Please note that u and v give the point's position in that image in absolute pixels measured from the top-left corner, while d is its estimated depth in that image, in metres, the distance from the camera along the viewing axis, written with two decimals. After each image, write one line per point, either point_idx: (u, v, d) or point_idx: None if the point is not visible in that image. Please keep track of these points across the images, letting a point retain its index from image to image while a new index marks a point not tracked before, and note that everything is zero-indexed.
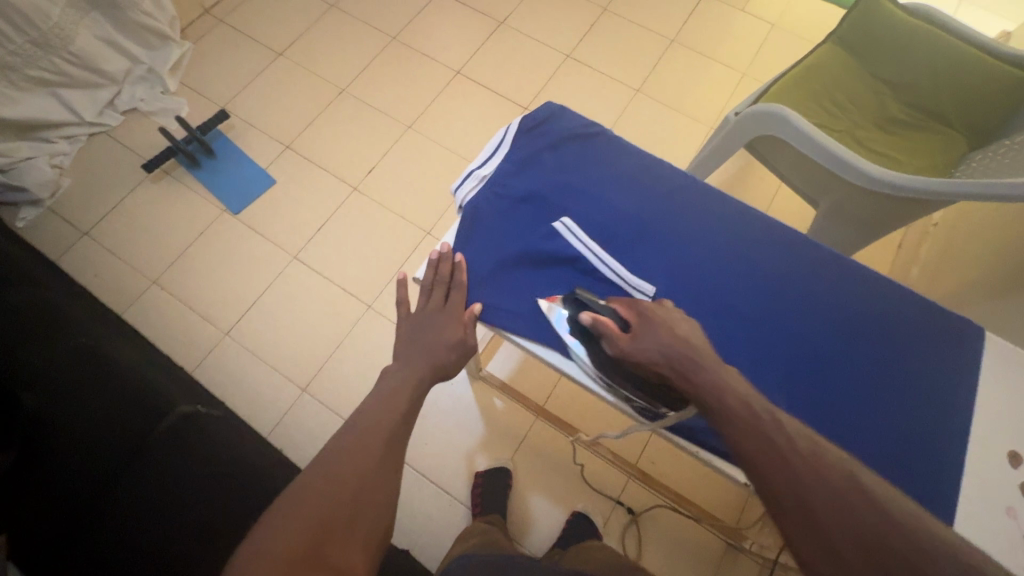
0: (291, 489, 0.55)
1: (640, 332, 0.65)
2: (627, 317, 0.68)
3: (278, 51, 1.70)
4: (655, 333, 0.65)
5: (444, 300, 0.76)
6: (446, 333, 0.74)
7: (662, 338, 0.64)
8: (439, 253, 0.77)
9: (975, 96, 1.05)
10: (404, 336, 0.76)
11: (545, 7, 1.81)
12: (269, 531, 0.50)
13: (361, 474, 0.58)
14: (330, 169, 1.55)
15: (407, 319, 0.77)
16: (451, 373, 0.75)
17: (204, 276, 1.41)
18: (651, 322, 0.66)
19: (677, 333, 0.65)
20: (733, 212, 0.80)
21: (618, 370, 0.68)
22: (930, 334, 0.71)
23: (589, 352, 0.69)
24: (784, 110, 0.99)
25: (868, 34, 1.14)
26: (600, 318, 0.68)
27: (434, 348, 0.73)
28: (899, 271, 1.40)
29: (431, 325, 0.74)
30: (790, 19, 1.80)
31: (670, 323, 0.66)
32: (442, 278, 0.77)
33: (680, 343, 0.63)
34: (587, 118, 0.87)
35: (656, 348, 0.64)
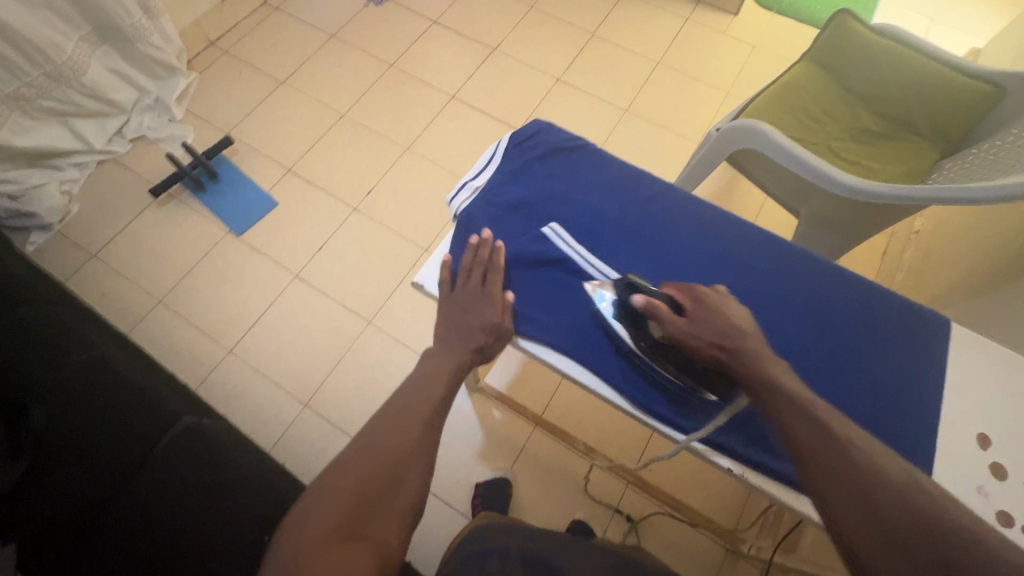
0: (336, 464, 0.60)
1: (694, 317, 0.69)
2: (684, 301, 0.71)
3: (280, 79, 1.78)
4: (709, 319, 0.68)
5: (482, 282, 0.77)
6: (484, 316, 0.74)
7: (717, 325, 0.68)
8: (480, 237, 0.78)
9: (940, 106, 1.11)
10: (442, 317, 0.76)
11: (536, 32, 1.89)
12: (312, 502, 0.56)
13: (398, 455, 0.61)
14: (331, 191, 1.60)
15: (447, 298, 0.77)
16: (487, 356, 0.75)
17: (209, 295, 1.45)
18: (706, 309, 0.69)
19: (732, 321, 0.68)
20: (710, 216, 0.84)
21: (667, 352, 0.72)
22: (901, 328, 0.75)
23: (639, 336, 0.72)
24: (759, 123, 1.05)
25: (839, 52, 1.20)
26: (654, 301, 0.71)
27: (472, 330, 0.73)
28: (884, 277, 1.44)
29: (471, 307, 0.75)
30: (769, 40, 1.89)
31: (727, 311, 0.69)
32: (485, 263, 0.78)
33: (733, 331, 0.67)
34: (572, 132, 0.92)
35: (710, 334, 0.67)
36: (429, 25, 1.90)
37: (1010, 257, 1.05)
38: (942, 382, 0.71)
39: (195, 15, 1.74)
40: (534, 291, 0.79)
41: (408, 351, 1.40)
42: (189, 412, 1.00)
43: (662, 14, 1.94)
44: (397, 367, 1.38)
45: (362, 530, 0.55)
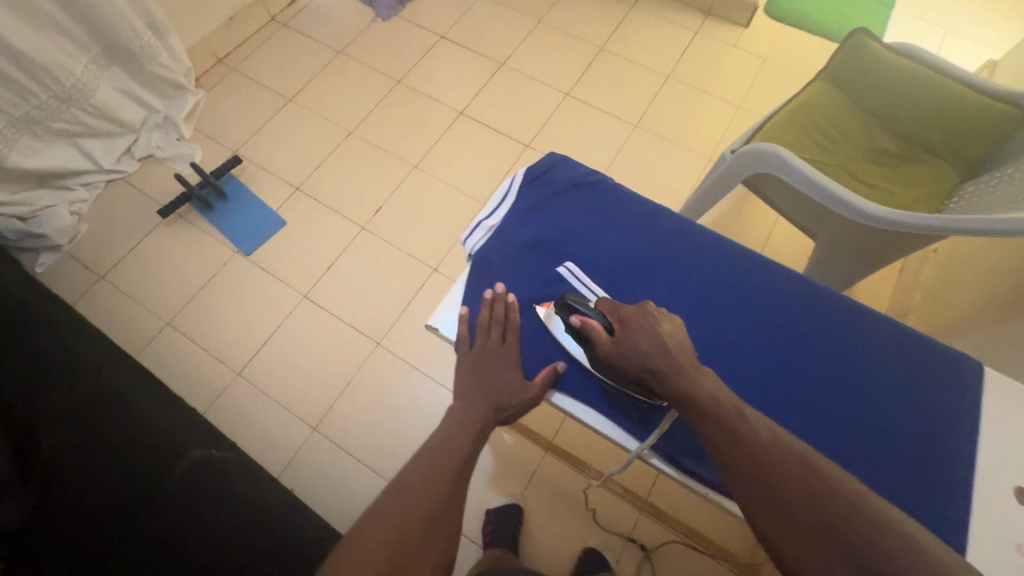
0: (363, 520, 0.59)
1: (625, 336, 0.70)
2: (606, 319, 0.72)
3: (287, 97, 1.77)
4: (640, 337, 0.69)
5: (501, 341, 0.76)
6: (509, 378, 0.74)
7: (647, 345, 0.69)
8: (494, 291, 0.78)
9: (961, 128, 1.08)
10: (462, 373, 0.76)
11: (545, 47, 1.88)
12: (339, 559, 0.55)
13: (424, 511, 0.61)
14: (339, 210, 1.59)
15: (465, 356, 0.77)
16: (509, 418, 0.74)
17: (217, 316, 1.44)
18: (634, 327, 0.70)
19: (660, 335, 0.69)
20: (728, 253, 0.82)
21: (611, 370, 0.72)
22: (928, 370, 0.73)
23: (587, 354, 0.73)
24: (776, 149, 1.03)
25: (856, 71, 1.17)
26: (589, 322, 0.71)
27: (496, 391, 0.73)
28: (901, 297, 1.41)
29: (491, 368, 0.75)
30: (781, 53, 1.86)
31: (654, 326, 0.70)
32: (491, 322, 0.77)
33: (661, 348, 0.68)
34: (588, 166, 0.90)
35: (640, 353, 0.69)
36: (436, 41, 1.89)
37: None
38: (969, 430, 0.70)
39: (204, 33, 1.74)
40: (544, 337, 0.77)
41: (416, 373, 1.39)
42: (195, 444, 1.00)
43: (671, 27, 1.92)
44: (406, 390, 1.37)
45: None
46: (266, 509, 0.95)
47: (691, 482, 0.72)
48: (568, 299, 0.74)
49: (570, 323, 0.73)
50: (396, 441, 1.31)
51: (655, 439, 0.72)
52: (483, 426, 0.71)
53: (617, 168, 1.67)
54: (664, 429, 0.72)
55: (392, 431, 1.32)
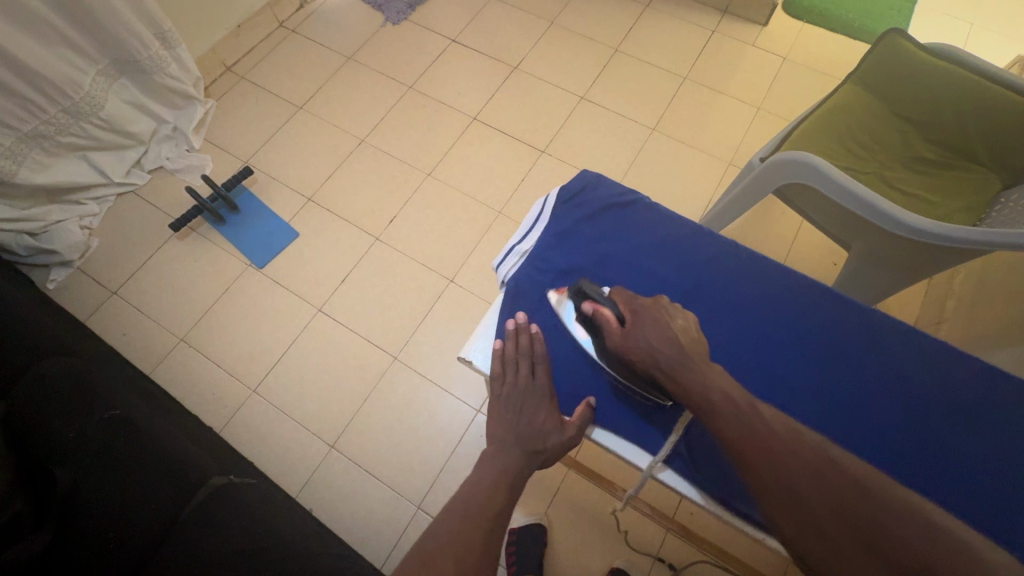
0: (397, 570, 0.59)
1: (635, 329, 0.70)
2: (619, 308, 0.72)
3: (297, 105, 1.75)
4: (650, 330, 0.69)
5: (530, 375, 0.74)
6: (544, 419, 0.71)
7: (656, 337, 0.68)
8: (517, 323, 0.76)
9: (1005, 135, 1.02)
10: (496, 414, 0.73)
11: (559, 49, 1.84)
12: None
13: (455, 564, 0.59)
14: (352, 220, 1.56)
15: (496, 395, 0.74)
16: (547, 462, 0.71)
17: (230, 332, 1.42)
18: (645, 322, 0.70)
19: (672, 331, 0.68)
20: (774, 278, 0.79)
21: (620, 367, 0.71)
22: (988, 398, 0.71)
23: (596, 346, 0.73)
24: (810, 158, 0.99)
25: (893, 74, 1.12)
26: (601, 311, 0.72)
27: (534, 433, 0.70)
28: (934, 306, 1.37)
29: (525, 406, 0.72)
30: (801, 52, 1.82)
31: (665, 320, 0.70)
32: (515, 358, 0.74)
33: (672, 345, 0.67)
34: (624, 184, 0.86)
35: (648, 345, 0.68)
36: (448, 45, 1.85)
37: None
38: None
39: (212, 42, 1.71)
40: (580, 366, 0.75)
41: (435, 389, 1.36)
42: (216, 472, 0.97)
43: (687, 26, 1.88)
44: (424, 405, 1.34)
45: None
46: (286, 537, 0.90)
47: (729, 517, 0.69)
48: (581, 284, 0.75)
49: (583, 308, 0.74)
50: (415, 459, 1.28)
51: (667, 454, 0.71)
52: (520, 472, 0.68)
53: (635, 173, 1.63)
54: (681, 433, 0.71)
55: (411, 448, 1.30)
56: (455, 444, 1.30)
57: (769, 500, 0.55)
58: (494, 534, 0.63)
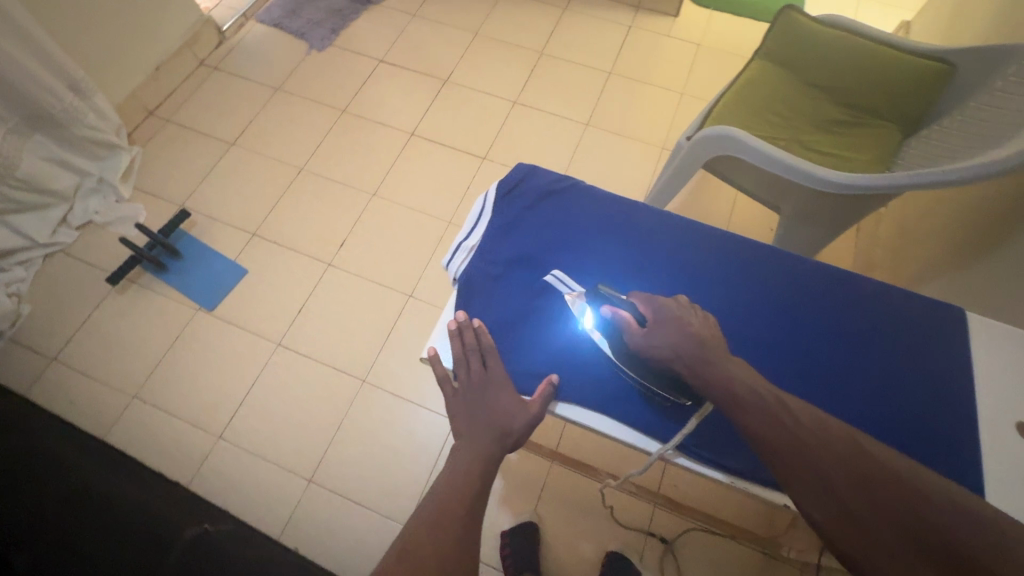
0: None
1: (655, 329, 0.69)
2: (643, 310, 0.71)
3: (229, 141, 1.71)
4: (671, 330, 0.68)
5: (483, 367, 0.72)
6: (507, 400, 0.70)
7: (675, 335, 0.68)
8: (459, 321, 0.74)
9: (903, 90, 1.12)
10: (458, 413, 0.70)
11: (486, 59, 1.88)
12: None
13: (438, 562, 0.57)
14: (302, 249, 1.54)
15: (453, 396, 0.72)
16: (517, 443, 0.69)
17: (186, 380, 1.37)
18: (666, 320, 0.69)
19: (691, 328, 0.68)
20: (712, 241, 0.82)
21: (638, 364, 0.71)
22: (918, 321, 0.73)
23: (612, 346, 0.72)
24: (730, 131, 1.06)
25: (796, 48, 1.20)
26: (620, 313, 0.71)
27: (498, 419, 0.69)
28: (865, 255, 1.46)
29: (484, 397, 0.70)
30: (713, 37, 1.93)
31: (686, 319, 0.69)
32: (466, 356, 0.73)
33: (693, 341, 0.67)
34: (559, 172, 0.89)
35: (668, 343, 0.68)
36: (376, 66, 1.86)
37: (1000, 212, 1.04)
38: (967, 375, 0.69)
39: (131, 87, 1.65)
40: (543, 349, 0.75)
41: (410, 405, 1.34)
42: (188, 522, 0.94)
43: (605, 24, 1.96)
44: (399, 423, 1.32)
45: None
46: None
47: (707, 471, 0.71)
48: (601, 289, 0.75)
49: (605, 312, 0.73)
50: (399, 479, 1.27)
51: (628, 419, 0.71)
52: (491, 459, 0.66)
53: (576, 167, 1.67)
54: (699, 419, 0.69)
55: (393, 469, 1.28)
56: (437, 457, 1.29)
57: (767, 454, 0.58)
58: (473, 527, 0.62)
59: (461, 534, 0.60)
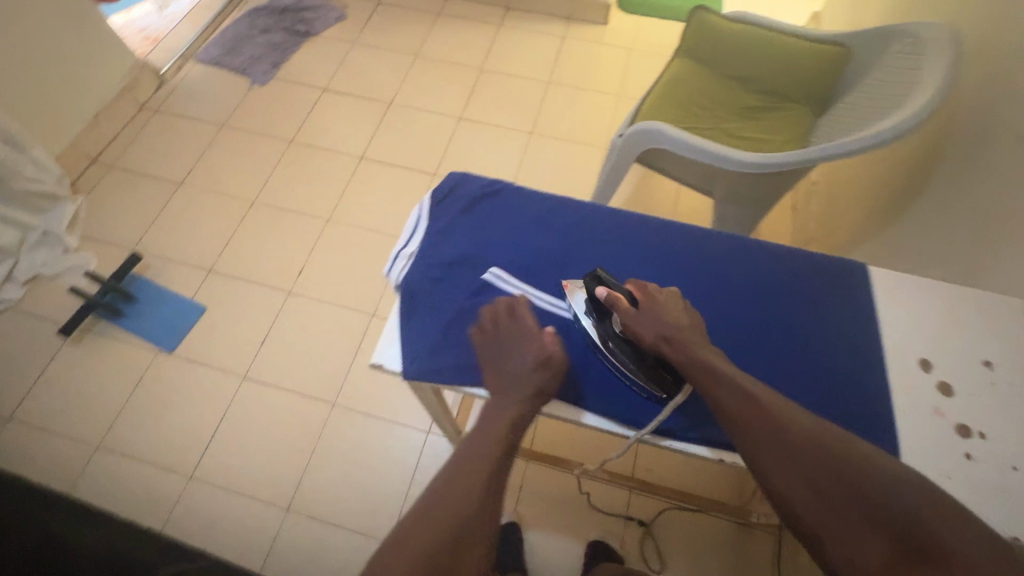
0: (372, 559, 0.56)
1: (645, 310, 0.70)
2: (637, 293, 0.72)
3: (177, 181, 1.71)
4: (659, 313, 0.70)
5: (512, 321, 0.71)
6: (534, 352, 0.68)
7: (660, 319, 0.69)
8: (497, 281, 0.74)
9: (808, 74, 1.21)
10: (489, 366, 0.69)
11: (428, 79, 1.94)
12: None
13: (450, 542, 0.57)
14: (261, 280, 1.54)
15: (485, 348, 0.71)
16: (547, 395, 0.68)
17: (150, 424, 1.35)
18: (656, 304, 0.71)
19: (677, 316, 0.70)
20: (641, 230, 0.83)
21: (621, 347, 0.70)
22: (833, 278, 0.78)
23: (598, 328, 0.72)
24: (656, 126, 1.12)
25: (710, 44, 1.29)
26: (613, 293, 0.71)
27: (526, 373, 0.68)
28: (802, 230, 1.55)
29: (512, 350, 0.69)
30: (642, 41, 2.03)
31: (672, 306, 0.71)
32: (494, 319, 0.71)
33: (677, 326, 0.69)
34: (489, 177, 0.87)
35: (654, 327, 0.69)
36: (320, 94, 1.89)
37: (908, 176, 1.13)
38: (876, 322, 0.74)
39: (71, 137, 1.64)
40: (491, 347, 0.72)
41: (382, 423, 1.35)
42: None
43: (540, 36, 2.04)
44: (374, 441, 1.33)
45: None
46: None
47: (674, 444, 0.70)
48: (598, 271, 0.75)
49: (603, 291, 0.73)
50: (378, 497, 1.27)
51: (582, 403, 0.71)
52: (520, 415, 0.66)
53: (524, 175, 1.73)
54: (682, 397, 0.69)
55: (371, 487, 1.28)
56: (413, 470, 1.29)
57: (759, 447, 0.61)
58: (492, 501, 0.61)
59: (475, 511, 0.59)
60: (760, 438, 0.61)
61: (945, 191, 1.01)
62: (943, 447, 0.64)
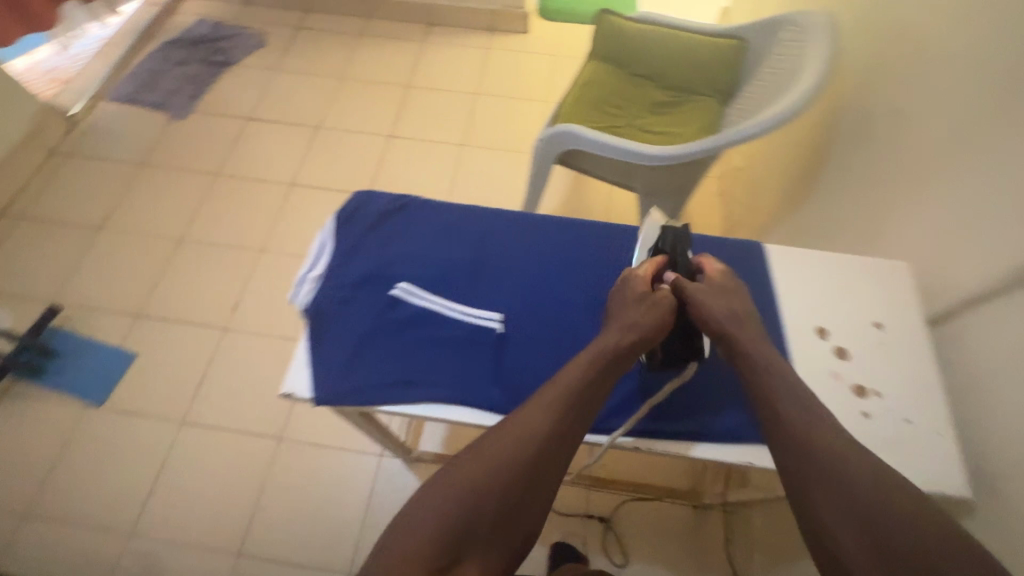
0: (430, 479, 0.60)
1: (711, 286, 0.70)
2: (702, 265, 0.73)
3: (96, 225, 1.63)
4: (725, 296, 0.70)
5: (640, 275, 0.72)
6: (644, 304, 0.68)
7: (723, 298, 0.69)
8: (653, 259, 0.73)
9: (709, 67, 1.27)
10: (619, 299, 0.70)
11: (354, 100, 1.92)
12: (413, 517, 0.57)
13: (510, 475, 0.59)
14: (194, 320, 1.48)
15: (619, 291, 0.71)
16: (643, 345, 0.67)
17: (83, 484, 1.27)
18: (726, 288, 0.71)
19: (739, 304, 0.70)
20: (553, 230, 0.82)
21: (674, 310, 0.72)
22: (732, 261, 0.81)
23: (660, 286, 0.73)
24: (569, 128, 1.15)
25: (616, 46, 1.34)
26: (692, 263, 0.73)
27: (636, 317, 0.67)
28: (728, 214, 1.60)
29: (630, 299, 0.69)
30: (564, 47, 2.07)
31: (739, 296, 0.71)
32: (623, 275, 0.73)
33: (738, 310, 0.69)
34: (395, 192, 0.84)
35: (721, 304, 0.69)
36: (244, 124, 1.85)
37: (811, 155, 1.20)
38: (776, 299, 0.77)
39: None
40: (408, 363, 0.68)
41: (332, 452, 1.32)
42: None
43: (464, 49, 2.06)
44: (325, 471, 1.29)
45: (452, 563, 0.55)
46: None
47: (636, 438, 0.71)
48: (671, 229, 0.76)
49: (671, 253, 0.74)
50: (333, 528, 1.23)
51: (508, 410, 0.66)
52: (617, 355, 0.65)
53: (458, 187, 1.73)
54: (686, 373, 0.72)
55: (326, 519, 1.24)
56: (369, 496, 1.26)
57: (805, 458, 0.59)
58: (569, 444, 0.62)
59: (542, 455, 0.60)
60: (813, 453, 0.59)
61: (841, 166, 1.07)
62: (842, 409, 0.68)
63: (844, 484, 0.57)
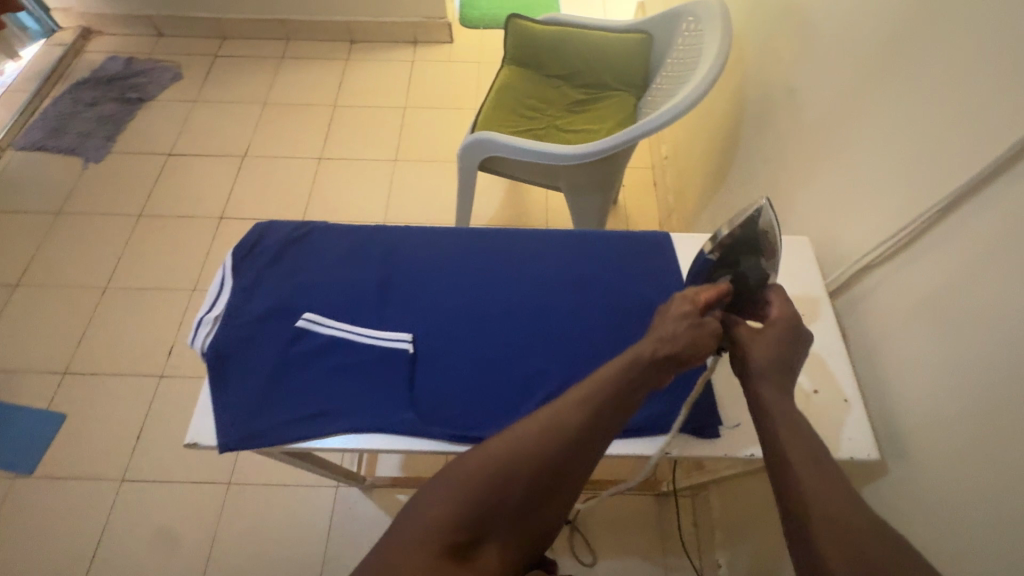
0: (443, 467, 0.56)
1: (768, 335, 0.61)
2: (774, 290, 0.65)
3: (12, 283, 1.54)
4: (779, 349, 0.60)
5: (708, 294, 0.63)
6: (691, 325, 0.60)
7: (777, 351, 0.60)
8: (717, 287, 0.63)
9: (619, 62, 1.29)
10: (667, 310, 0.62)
11: (281, 125, 1.88)
12: (425, 500, 0.53)
13: (529, 470, 0.54)
14: (127, 371, 1.41)
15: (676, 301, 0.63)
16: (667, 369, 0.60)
17: (19, 560, 1.19)
18: (783, 343, 0.61)
19: (789, 362, 0.60)
20: (461, 242, 0.81)
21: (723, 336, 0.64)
22: (642, 251, 0.81)
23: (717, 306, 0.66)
24: (483, 136, 1.16)
25: (529, 49, 1.35)
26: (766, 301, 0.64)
27: (679, 334, 0.60)
28: (662, 203, 1.64)
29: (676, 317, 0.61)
30: (490, 53, 2.08)
31: (795, 354, 0.61)
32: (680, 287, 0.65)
33: (784, 365, 0.60)
34: (296, 220, 0.82)
35: (771, 356, 0.60)
36: (165, 160, 1.79)
37: (726, 140, 1.23)
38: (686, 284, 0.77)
39: None
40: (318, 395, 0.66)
41: (286, 489, 1.28)
42: None
43: (390, 64, 2.05)
44: (280, 510, 1.25)
45: (467, 550, 0.51)
46: None
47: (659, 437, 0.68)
48: (772, 234, 0.65)
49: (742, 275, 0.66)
50: (292, 568, 1.19)
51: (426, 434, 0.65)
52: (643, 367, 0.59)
53: (395, 203, 1.71)
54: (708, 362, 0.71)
55: (284, 560, 1.20)
56: (327, 530, 1.23)
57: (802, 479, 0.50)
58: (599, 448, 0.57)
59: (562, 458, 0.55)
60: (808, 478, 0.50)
61: (752, 148, 1.11)
62: None
63: (832, 504, 0.48)
